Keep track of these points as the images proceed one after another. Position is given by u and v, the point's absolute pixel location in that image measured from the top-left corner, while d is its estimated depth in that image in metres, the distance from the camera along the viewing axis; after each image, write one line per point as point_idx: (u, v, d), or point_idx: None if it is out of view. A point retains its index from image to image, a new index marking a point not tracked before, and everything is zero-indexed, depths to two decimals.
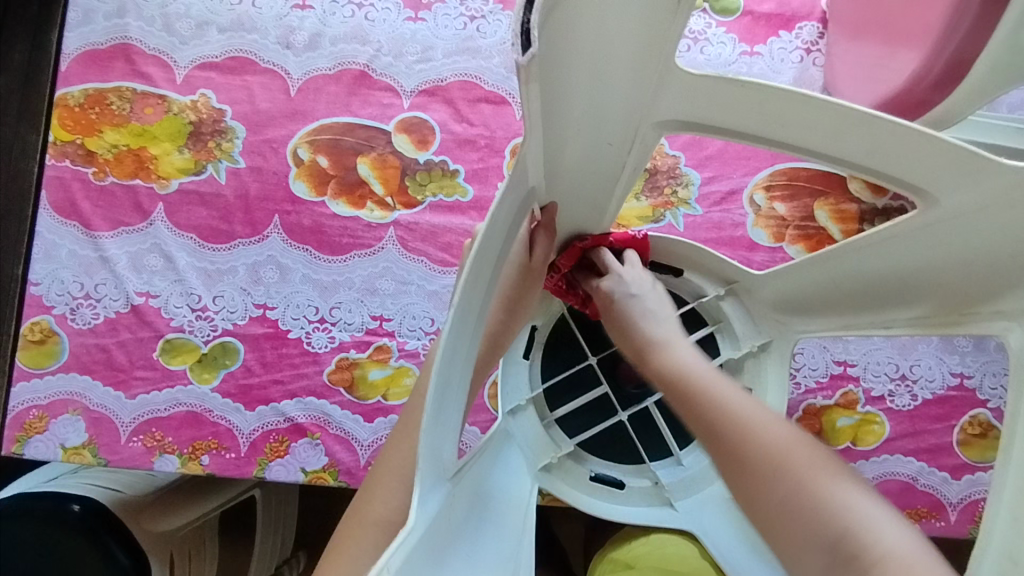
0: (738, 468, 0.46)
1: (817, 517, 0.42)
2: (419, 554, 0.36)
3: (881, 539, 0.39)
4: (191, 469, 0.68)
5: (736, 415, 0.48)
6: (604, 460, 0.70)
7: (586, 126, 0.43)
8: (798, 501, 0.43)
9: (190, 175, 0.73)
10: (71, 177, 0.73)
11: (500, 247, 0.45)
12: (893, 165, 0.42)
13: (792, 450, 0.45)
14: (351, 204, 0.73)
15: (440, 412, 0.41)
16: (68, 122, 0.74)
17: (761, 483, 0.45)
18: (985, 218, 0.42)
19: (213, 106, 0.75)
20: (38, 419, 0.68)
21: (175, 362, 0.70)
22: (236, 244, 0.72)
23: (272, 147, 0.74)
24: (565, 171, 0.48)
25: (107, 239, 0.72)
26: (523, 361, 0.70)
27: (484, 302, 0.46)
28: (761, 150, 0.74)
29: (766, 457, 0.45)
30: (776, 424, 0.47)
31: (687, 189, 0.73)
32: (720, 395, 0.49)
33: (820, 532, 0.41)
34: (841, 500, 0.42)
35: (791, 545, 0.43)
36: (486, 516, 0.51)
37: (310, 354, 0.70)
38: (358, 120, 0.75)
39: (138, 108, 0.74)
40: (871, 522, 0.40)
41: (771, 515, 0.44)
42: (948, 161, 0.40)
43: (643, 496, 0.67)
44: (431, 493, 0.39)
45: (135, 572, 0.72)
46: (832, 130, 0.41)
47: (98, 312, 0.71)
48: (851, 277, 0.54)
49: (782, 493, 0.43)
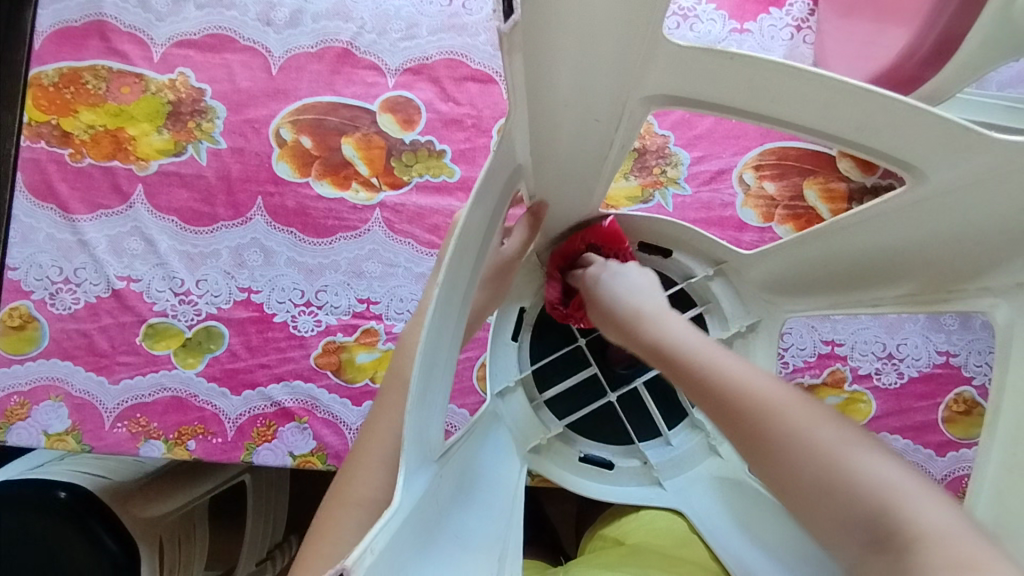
0: (757, 449, 0.44)
1: (848, 496, 0.39)
2: (406, 534, 0.36)
3: (917, 513, 0.37)
4: (177, 454, 0.67)
5: (745, 393, 0.45)
6: (594, 442, 0.70)
7: (573, 103, 0.42)
8: (823, 479, 0.40)
9: (170, 156, 0.72)
10: (46, 159, 0.71)
11: (486, 227, 0.44)
12: (883, 141, 0.42)
13: (811, 422, 0.43)
14: (336, 185, 0.72)
15: (427, 391, 0.40)
16: (43, 102, 0.72)
17: (784, 464, 0.42)
18: (974, 193, 0.42)
19: (193, 85, 0.73)
20: (19, 406, 0.67)
21: (159, 346, 0.69)
22: (218, 226, 0.71)
23: (254, 127, 0.73)
24: (551, 149, 0.47)
25: (85, 222, 0.70)
26: (512, 343, 0.69)
27: (471, 282, 0.45)
28: (751, 129, 0.73)
29: (784, 433, 0.42)
30: (790, 394, 0.45)
31: (676, 169, 0.72)
32: (723, 372, 0.47)
33: (850, 511, 0.39)
34: (867, 471, 0.39)
35: (823, 525, 0.40)
36: (473, 497, 0.51)
37: (297, 338, 0.70)
38: (341, 99, 0.73)
39: (115, 88, 0.72)
40: (905, 494, 0.38)
41: (796, 496, 0.41)
42: (938, 136, 0.39)
43: (632, 475, 0.68)
44: (417, 473, 0.39)
45: (125, 557, 0.72)
46: (822, 104, 0.41)
47: (78, 297, 0.69)
48: (839, 255, 0.54)
49: (805, 470, 0.41)
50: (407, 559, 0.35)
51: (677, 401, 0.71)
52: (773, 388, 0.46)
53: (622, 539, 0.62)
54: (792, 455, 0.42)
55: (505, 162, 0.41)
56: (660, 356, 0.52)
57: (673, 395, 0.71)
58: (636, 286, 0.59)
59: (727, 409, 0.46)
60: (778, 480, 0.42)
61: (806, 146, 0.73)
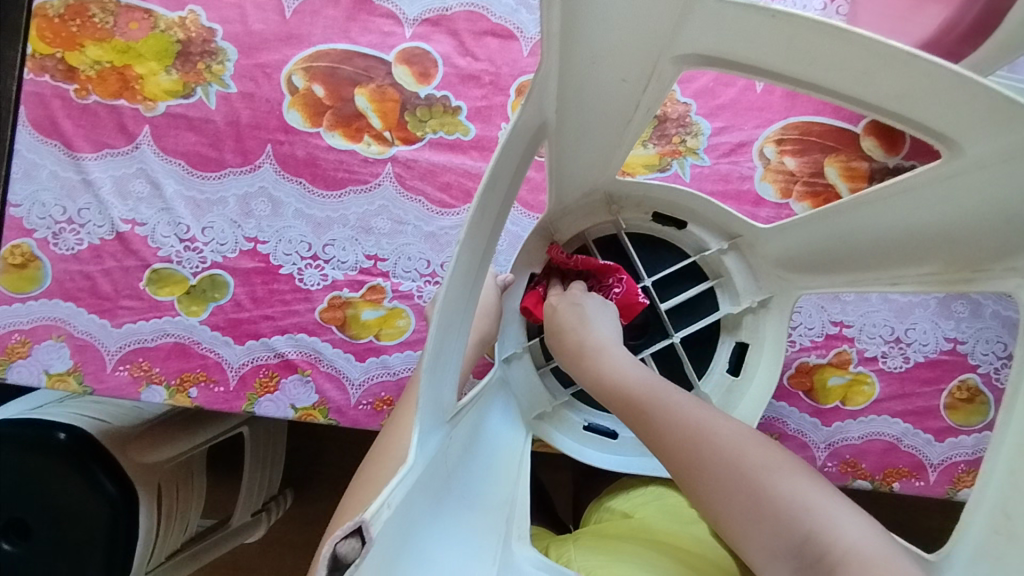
0: (696, 484, 0.46)
1: (779, 526, 0.42)
2: (420, 491, 0.36)
3: (841, 535, 0.40)
4: (179, 401, 0.67)
5: (677, 425, 0.48)
6: (598, 410, 0.71)
7: (602, 60, 0.41)
8: (753, 507, 0.43)
9: (178, 98, 0.70)
10: (51, 94, 0.69)
11: (508, 186, 0.43)
12: (922, 110, 0.41)
13: (740, 447, 0.46)
14: (348, 137, 0.70)
15: (441, 354, 0.40)
16: (47, 33, 0.69)
17: (722, 495, 0.45)
18: (1012, 168, 0.40)
19: (203, 25, 0.71)
20: (21, 344, 0.67)
21: (163, 293, 0.68)
22: (226, 172, 0.69)
23: (265, 72, 0.70)
24: (579, 106, 0.46)
25: (90, 161, 0.69)
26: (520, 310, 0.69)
27: (491, 240, 0.44)
28: (776, 101, 0.71)
29: (717, 467, 0.45)
30: (724, 422, 0.48)
31: (696, 139, 0.71)
32: (665, 404, 0.50)
33: (784, 539, 0.42)
34: (787, 494, 0.43)
35: (758, 551, 0.43)
36: (481, 462, 0.51)
37: (303, 291, 0.69)
38: (356, 48, 0.71)
39: (123, 22, 0.70)
40: (827, 516, 0.41)
41: (735, 525, 0.44)
42: (980, 107, 0.38)
43: (635, 445, 0.68)
44: (430, 434, 0.39)
45: (123, 501, 0.72)
46: (862, 69, 0.39)
47: (82, 237, 0.68)
48: (863, 230, 0.53)
49: (737, 499, 0.44)
50: (418, 519, 0.35)
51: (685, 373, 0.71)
52: (705, 418, 0.48)
53: (629, 514, 0.63)
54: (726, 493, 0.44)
55: (529, 122, 0.40)
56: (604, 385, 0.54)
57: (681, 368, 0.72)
58: (583, 310, 0.61)
59: (664, 444, 0.48)
60: (719, 512, 0.45)
61: (830, 122, 0.71)
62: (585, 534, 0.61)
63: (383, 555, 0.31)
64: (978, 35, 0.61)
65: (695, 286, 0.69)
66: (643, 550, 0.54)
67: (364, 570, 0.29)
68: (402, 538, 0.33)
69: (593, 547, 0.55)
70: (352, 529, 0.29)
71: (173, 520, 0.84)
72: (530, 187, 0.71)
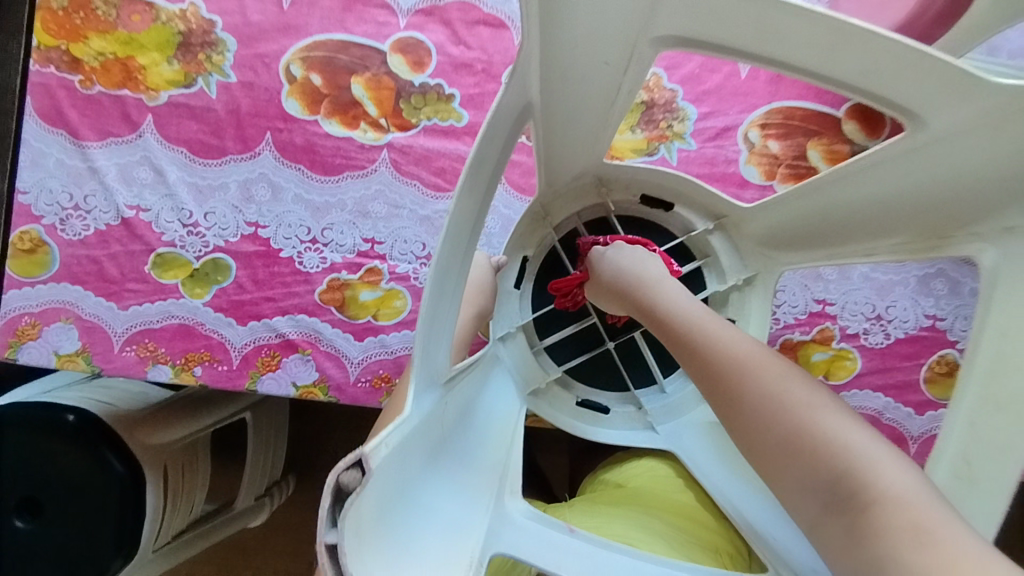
0: (735, 414, 0.48)
1: (813, 460, 0.43)
2: (415, 442, 0.38)
3: (878, 476, 0.40)
4: (184, 379, 0.70)
5: (722, 356, 0.50)
6: (590, 388, 0.74)
7: (581, 43, 0.43)
8: (789, 447, 0.44)
9: (180, 87, 0.72)
10: (56, 84, 0.71)
11: (495, 162, 0.45)
12: (885, 86, 0.42)
13: (788, 389, 0.46)
14: (345, 124, 0.72)
15: (435, 318, 0.42)
16: (52, 26, 0.71)
17: (758, 423, 0.46)
18: (973, 138, 0.43)
19: (203, 16, 0.72)
20: (31, 326, 0.70)
21: (167, 276, 0.71)
22: (227, 159, 0.72)
23: (264, 62, 0.72)
24: (563, 88, 0.48)
25: (95, 149, 0.71)
26: (514, 292, 0.71)
27: (479, 211, 0.46)
28: (760, 87, 0.73)
29: (764, 403, 0.46)
30: (769, 362, 0.49)
31: (683, 124, 0.73)
32: (712, 337, 0.52)
33: (816, 471, 0.43)
34: (832, 432, 0.43)
35: (787, 487, 0.45)
36: (474, 428, 0.53)
37: (302, 273, 0.71)
38: (352, 37, 0.73)
39: (125, 15, 0.72)
40: (868, 457, 0.42)
41: (767, 457, 0.46)
42: (938, 79, 0.40)
43: (626, 419, 0.71)
44: (424, 394, 0.41)
45: (131, 480, 0.75)
46: (829, 46, 0.41)
47: (88, 223, 0.71)
48: (838, 206, 0.55)
49: (781, 446, 0.45)
50: (410, 465, 0.37)
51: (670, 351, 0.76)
52: (752, 350, 0.50)
53: (622, 484, 0.66)
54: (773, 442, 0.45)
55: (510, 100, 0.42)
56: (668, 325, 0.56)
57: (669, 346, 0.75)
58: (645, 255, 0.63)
59: (707, 370, 0.51)
60: (749, 441, 0.47)
61: (813, 107, 0.73)
62: (578, 503, 0.63)
63: (380, 492, 0.33)
64: (951, 18, 0.63)
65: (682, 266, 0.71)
66: (633, 516, 0.57)
67: (363, 501, 0.31)
68: (398, 484, 0.35)
69: (587, 511, 0.57)
70: (353, 461, 0.31)
71: (180, 499, 0.87)
72: (520, 170, 0.73)
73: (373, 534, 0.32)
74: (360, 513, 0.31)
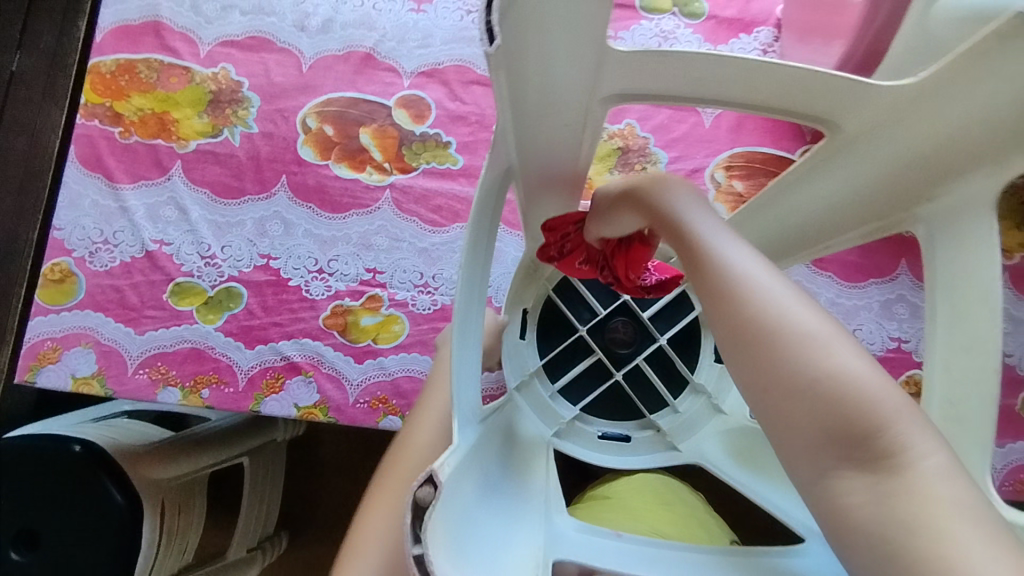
0: (754, 349, 0.34)
1: (830, 402, 0.32)
2: (468, 469, 0.39)
3: (896, 423, 0.32)
4: (191, 401, 0.74)
5: (737, 281, 0.36)
6: (607, 420, 0.75)
7: (548, 103, 0.49)
8: (804, 388, 0.33)
9: (208, 137, 0.81)
10: (99, 136, 0.80)
11: (493, 209, 0.50)
12: (800, 104, 0.47)
13: (811, 317, 0.34)
14: (352, 168, 0.81)
15: (463, 347, 0.47)
16: (100, 86, 0.81)
17: (768, 357, 0.34)
18: (883, 135, 0.46)
19: (233, 78, 0.83)
20: (52, 350, 0.74)
21: (183, 303, 0.76)
22: (245, 199, 0.80)
23: (283, 116, 0.82)
24: (534, 144, 0.54)
25: (128, 191, 0.79)
26: (520, 341, 0.75)
27: (489, 258, 0.51)
28: (722, 135, 0.82)
29: (785, 334, 0.33)
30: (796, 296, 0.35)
31: (655, 166, 0.82)
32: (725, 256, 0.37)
33: (832, 417, 0.32)
34: (851, 368, 0.32)
35: (793, 445, 0.33)
36: (514, 466, 0.54)
37: (308, 300, 0.77)
38: (361, 95, 0.83)
39: (164, 77, 0.82)
40: (885, 395, 0.32)
41: (772, 400, 0.33)
42: (837, 90, 0.45)
43: (648, 445, 0.73)
44: (465, 428, 0.43)
45: (129, 511, 0.76)
46: (744, 79, 0.46)
47: (115, 256, 0.77)
48: (792, 212, 0.58)
49: (795, 391, 0.33)
50: (468, 489, 0.38)
51: (676, 370, 0.76)
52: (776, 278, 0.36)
53: (607, 496, 0.69)
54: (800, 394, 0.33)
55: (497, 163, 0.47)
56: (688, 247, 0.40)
57: (672, 367, 0.77)
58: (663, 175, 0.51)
59: (717, 293, 0.36)
60: (761, 383, 0.34)
61: (771, 151, 0.82)
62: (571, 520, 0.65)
63: (451, 515, 0.34)
64: None
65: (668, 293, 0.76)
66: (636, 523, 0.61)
67: (439, 516, 0.32)
68: (464, 509, 0.36)
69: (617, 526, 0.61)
70: (424, 478, 0.32)
71: (172, 540, 0.88)
72: (511, 208, 0.82)
73: (454, 555, 0.32)
74: (439, 536, 0.31)
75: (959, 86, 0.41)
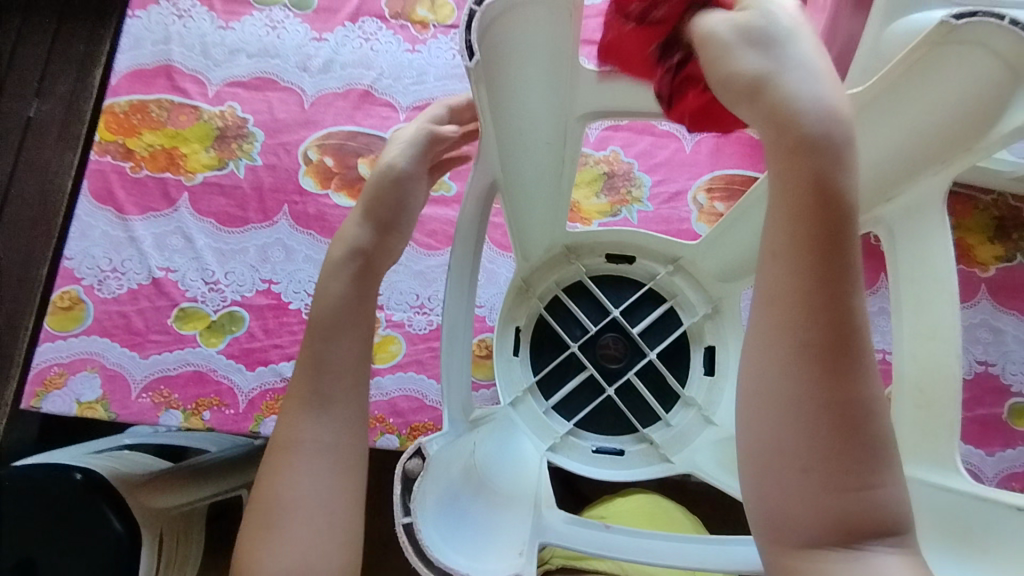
0: (805, 375, 0.34)
1: (840, 456, 0.34)
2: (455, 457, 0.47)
3: (889, 497, 0.34)
4: (193, 423, 0.76)
5: (838, 312, 0.35)
6: (601, 435, 0.76)
7: (527, 123, 0.55)
8: (821, 436, 0.34)
9: (214, 170, 0.85)
10: (110, 170, 0.84)
11: (479, 214, 0.53)
12: None
13: (864, 381, 0.35)
14: (351, 196, 0.85)
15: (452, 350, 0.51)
16: (113, 125, 0.86)
17: (818, 396, 0.34)
18: (852, 135, 0.51)
19: (239, 115, 0.88)
20: (58, 376, 0.76)
21: (187, 327, 0.79)
22: (248, 227, 0.83)
23: (286, 149, 0.87)
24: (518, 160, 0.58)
25: (136, 221, 0.83)
26: (513, 358, 0.77)
27: (477, 264, 0.54)
28: (703, 159, 0.87)
29: (835, 381, 0.34)
30: (863, 347, 0.35)
31: (640, 190, 0.86)
32: (838, 274, 0.35)
33: (832, 473, 0.34)
34: (874, 437, 0.34)
35: (780, 481, 0.35)
36: (507, 461, 0.59)
37: (308, 322, 0.80)
38: (360, 129, 0.88)
39: (174, 116, 0.87)
40: (882, 468, 0.35)
41: (799, 424, 0.34)
42: None
43: (642, 457, 0.74)
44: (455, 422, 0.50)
45: (128, 538, 0.74)
46: None
47: (122, 283, 0.80)
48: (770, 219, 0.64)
49: (811, 435, 0.34)
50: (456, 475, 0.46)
51: (667, 385, 0.78)
52: (859, 323, 0.35)
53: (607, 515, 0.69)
54: (835, 402, 0.34)
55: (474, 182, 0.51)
56: (811, 199, 0.35)
57: (662, 379, 0.78)
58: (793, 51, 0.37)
59: (807, 305, 0.35)
60: (788, 405, 0.35)
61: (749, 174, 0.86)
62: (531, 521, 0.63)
63: (436, 487, 0.41)
64: None
65: (656, 308, 0.78)
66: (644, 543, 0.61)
67: (425, 487, 0.40)
68: (449, 490, 0.44)
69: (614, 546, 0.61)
70: (415, 450, 0.40)
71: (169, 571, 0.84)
72: (503, 231, 0.85)
73: (436, 524, 0.40)
74: (423, 501, 0.39)
75: (913, 85, 0.47)
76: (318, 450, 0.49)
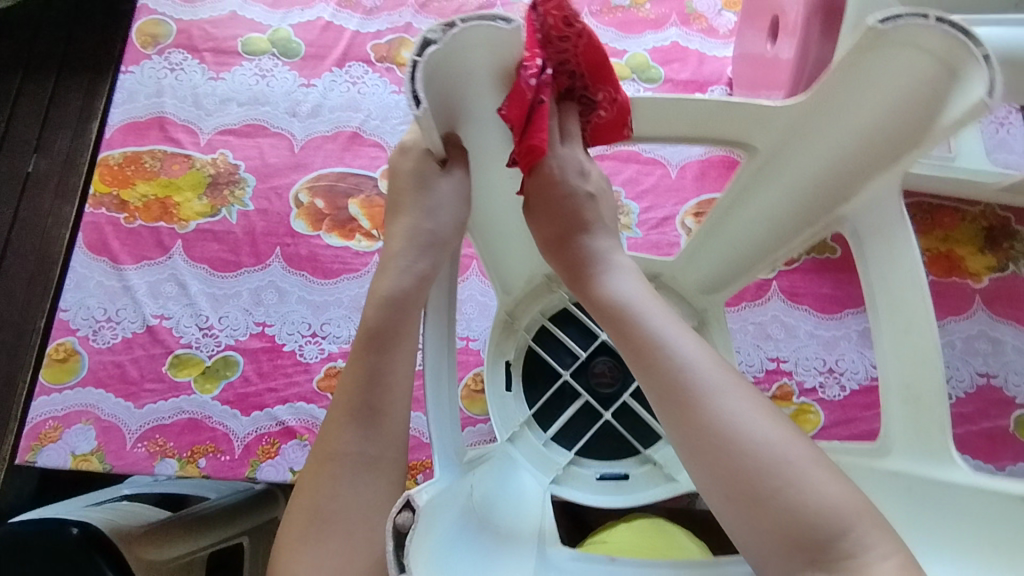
0: (678, 424, 0.41)
1: (742, 470, 0.38)
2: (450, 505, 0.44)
3: (813, 491, 0.37)
4: (189, 471, 0.75)
5: (673, 361, 0.43)
6: (603, 460, 0.75)
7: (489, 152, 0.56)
8: (721, 461, 0.39)
9: (207, 217, 0.86)
10: (105, 222, 0.85)
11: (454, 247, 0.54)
12: (715, 130, 0.55)
13: (729, 398, 0.40)
14: (343, 236, 0.86)
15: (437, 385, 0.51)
16: (107, 177, 0.88)
17: (697, 433, 0.40)
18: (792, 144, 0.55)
19: (230, 162, 0.89)
20: (53, 429, 0.76)
21: (181, 374, 0.79)
22: (242, 271, 0.84)
23: (277, 193, 0.88)
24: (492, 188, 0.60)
25: (131, 271, 0.84)
26: (507, 394, 0.76)
27: (452, 295, 0.54)
28: (688, 184, 0.88)
29: (702, 413, 0.40)
30: (714, 374, 0.42)
31: (628, 217, 0.86)
32: (661, 337, 0.44)
33: (748, 488, 0.38)
34: (765, 443, 0.38)
35: (723, 511, 0.39)
36: (510, 504, 0.57)
37: (303, 363, 0.80)
38: (350, 169, 0.89)
39: (167, 165, 0.89)
40: (797, 468, 0.37)
41: (701, 463, 0.40)
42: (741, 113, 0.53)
43: (646, 480, 0.74)
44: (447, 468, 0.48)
45: None
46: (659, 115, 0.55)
47: (117, 332, 0.81)
48: (737, 231, 0.66)
49: (710, 466, 0.39)
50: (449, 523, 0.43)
51: None
52: (698, 358, 0.43)
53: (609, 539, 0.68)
54: (701, 434, 0.40)
55: (418, 228, 0.51)
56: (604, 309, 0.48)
57: None
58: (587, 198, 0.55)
59: (650, 372, 0.43)
60: (690, 450, 0.41)
61: None
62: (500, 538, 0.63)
63: (428, 542, 0.38)
64: None
65: None
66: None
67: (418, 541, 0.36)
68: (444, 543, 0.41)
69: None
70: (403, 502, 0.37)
71: None
72: None
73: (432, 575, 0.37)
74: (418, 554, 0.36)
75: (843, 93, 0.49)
76: (365, 463, 0.46)
